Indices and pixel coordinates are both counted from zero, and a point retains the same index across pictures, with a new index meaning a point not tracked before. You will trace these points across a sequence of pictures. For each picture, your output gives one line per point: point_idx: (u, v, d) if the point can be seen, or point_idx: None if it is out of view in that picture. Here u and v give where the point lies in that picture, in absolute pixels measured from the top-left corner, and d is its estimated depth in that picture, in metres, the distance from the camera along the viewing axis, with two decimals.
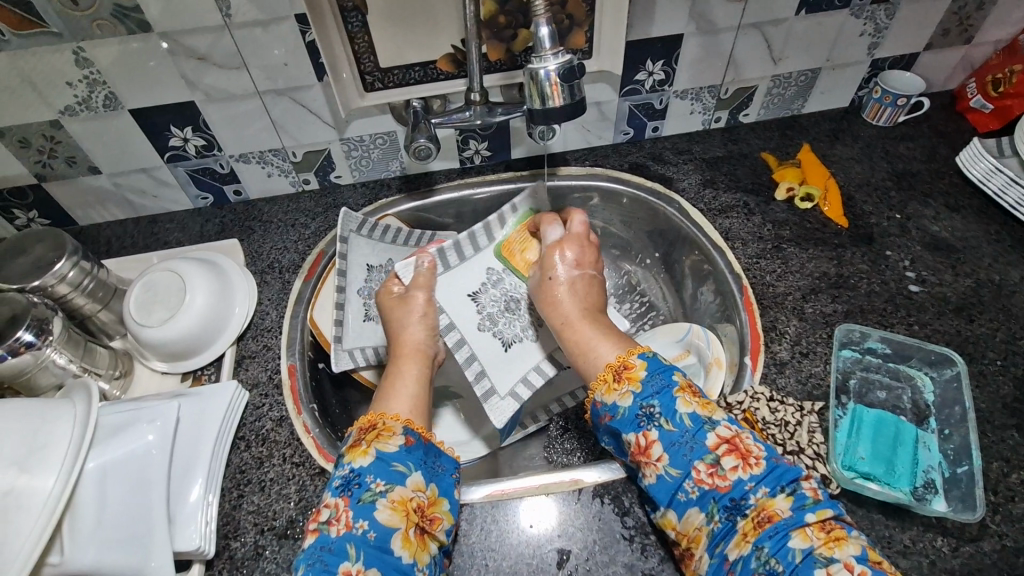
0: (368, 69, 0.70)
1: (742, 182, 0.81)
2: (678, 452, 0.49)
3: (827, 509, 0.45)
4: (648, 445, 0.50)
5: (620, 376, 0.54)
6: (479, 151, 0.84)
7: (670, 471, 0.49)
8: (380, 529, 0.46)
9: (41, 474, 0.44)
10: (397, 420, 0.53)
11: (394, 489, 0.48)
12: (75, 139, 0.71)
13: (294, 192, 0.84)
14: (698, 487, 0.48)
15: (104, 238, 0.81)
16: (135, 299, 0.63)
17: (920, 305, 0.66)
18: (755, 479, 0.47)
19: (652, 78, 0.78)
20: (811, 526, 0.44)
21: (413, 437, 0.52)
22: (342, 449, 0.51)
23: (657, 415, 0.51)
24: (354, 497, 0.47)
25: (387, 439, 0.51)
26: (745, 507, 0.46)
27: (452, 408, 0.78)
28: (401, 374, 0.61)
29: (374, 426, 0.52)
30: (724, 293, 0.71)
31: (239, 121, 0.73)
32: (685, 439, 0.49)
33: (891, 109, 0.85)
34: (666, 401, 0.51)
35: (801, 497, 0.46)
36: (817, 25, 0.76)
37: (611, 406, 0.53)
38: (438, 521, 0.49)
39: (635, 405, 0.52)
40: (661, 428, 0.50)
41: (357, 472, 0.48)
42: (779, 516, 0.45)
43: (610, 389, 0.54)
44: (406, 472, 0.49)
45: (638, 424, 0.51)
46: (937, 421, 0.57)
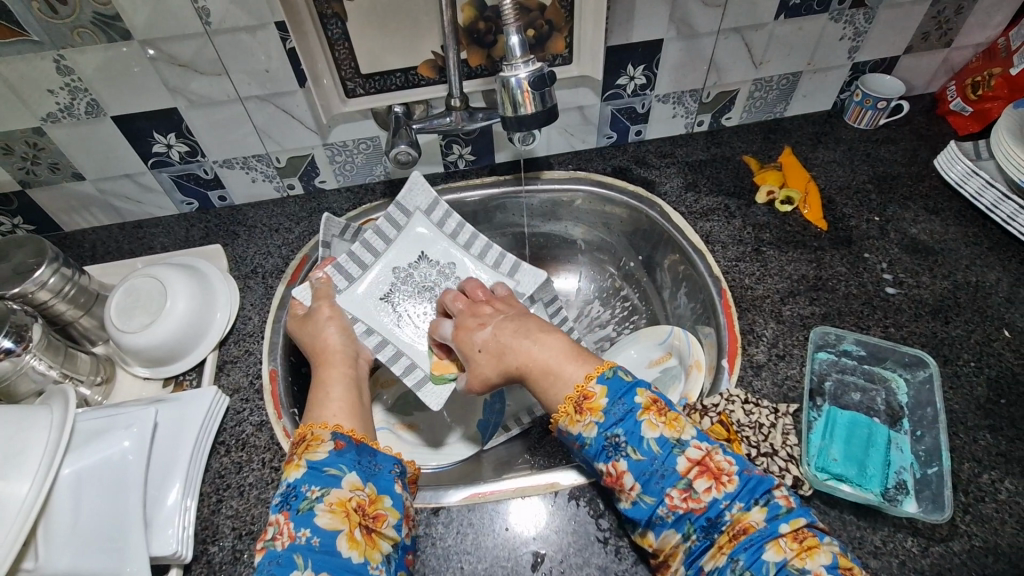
0: (349, 75, 0.71)
1: (724, 186, 0.82)
2: (650, 482, 0.48)
3: (801, 518, 0.45)
4: (619, 475, 0.49)
5: (581, 407, 0.51)
6: (463, 155, 0.84)
7: (644, 498, 0.48)
8: (323, 534, 0.46)
9: (17, 480, 0.45)
10: (326, 428, 0.53)
11: (330, 492, 0.48)
12: (58, 145, 0.71)
13: (279, 196, 0.85)
14: (673, 511, 0.47)
15: (89, 243, 0.82)
16: (116, 306, 0.63)
17: (897, 307, 0.67)
18: (729, 496, 0.46)
19: (634, 82, 0.79)
20: (784, 536, 0.44)
21: (343, 441, 0.52)
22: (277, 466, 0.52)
23: (624, 445, 0.49)
24: (294, 508, 0.47)
25: (316, 447, 0.51)
26: (721, 525, 0.46)
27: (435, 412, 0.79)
28: (332, 380, 0.61)
29: (303, 439, 0.52)
30: (704, 297, 0.71)
31: (222, 127, 0.73)
32: (654, 467, 0.48)
33: (872, 113, 0.86)
34: (630, 428, 0.49)
35: (773, 507, 0.46)
36: (796, 29, 0.77)
37: (577, 436, 0.51)
38: (383, 518, 0.49)
39: (601, 435, 0.50)
40: (630, 458, 0.48)
41: (293, 484, 0.49)
42: (753, 528, 0.45)
43: (573, 420, 0.52)
44: (340, 475, 0.49)
45: (608, 456, 0.50)
46: (910, 423, 0.57)
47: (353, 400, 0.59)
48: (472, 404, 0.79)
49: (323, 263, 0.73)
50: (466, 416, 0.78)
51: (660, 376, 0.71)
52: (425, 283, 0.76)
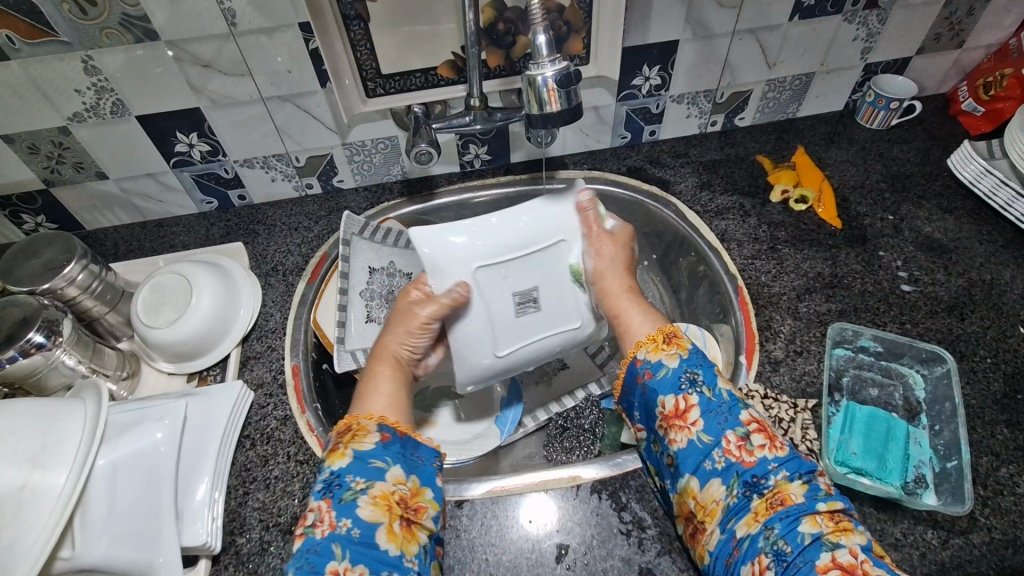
0: (369, 75, 0.72)
1: (738, 185, 0.83)
2: (712, 419, 0.50)
3: (838, 501, 0.45)
4: (686, 409, 0.51)
5: (669, 339, 0.55)
6: (479, 155, 0.85)
7: (702, 436, 0.49)
8: (364, 525, 0.46)
9: (54, 470, 0.45)
10: (372, 419, 0.53)
11: (374, 486, 0.48)
12: (84, 145, 0.72)
13: (297, 196, 0.86)
14: (726, 457, 0.48)
15: (111, 241, 0.83)
16: (143, 303, 0.64)
17: (913, 304, 0.67)
18: (778, 459, 0.47)
19: (649, 83, 0.80)
20: (822, 514, 0.44)
21: (389, 433, 0.52)
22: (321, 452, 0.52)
23: (700, 382, 0.52)
24: (336, 497, 0.47)
25: (362, 438, 0.51)
26: (764, 487, 0.46)
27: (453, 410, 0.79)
28: (377, 378, 0.59)
29: (350, 428, 0.52)
30: (720, 294, 0.72)
31: (243, 127, 0.75)
32: (722, 409, 0.50)
33: (884, 113, 0.87)
34: (709, 372, 0.52)
35: (814, 487, 0.46)
36: (810, 30, 0.78)
37: (654, 364, 0.53)
38: (423, 510, 0.50)
39: (680, 368, 0.53)
40: (702, 394, 0.51)
41: (337, 473, 0.49)
42: (793, 500, 0.45)
43: (657, 348, 0.54)
44: (385, 468, 0.50)
45: (680, 388, 0.52)
46: (928, 418, 0.58)
47: (401, 399, 0.58)
48: (489, 402, 0.79)
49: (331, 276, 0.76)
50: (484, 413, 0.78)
51: None
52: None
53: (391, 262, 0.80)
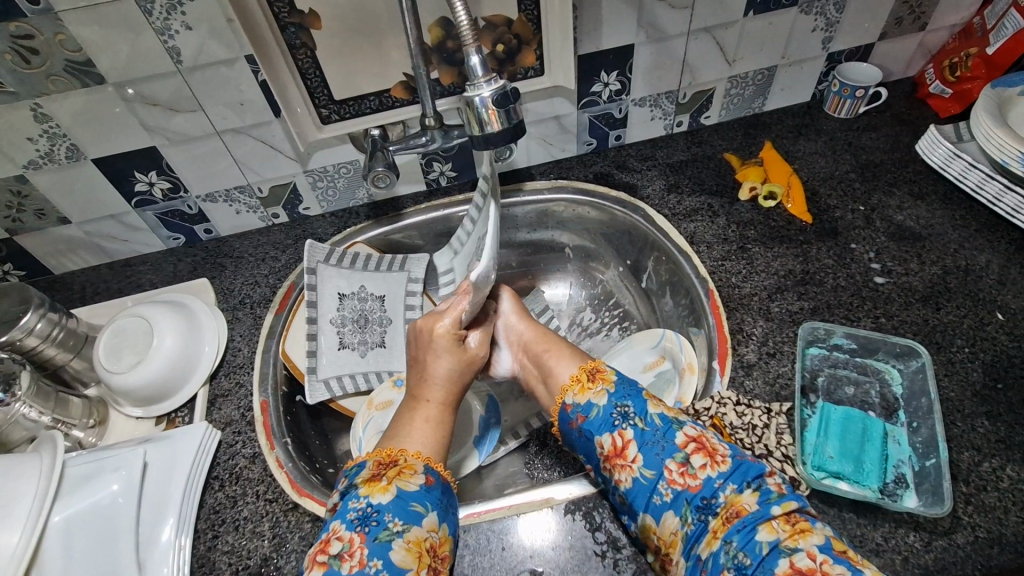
0: (323, 102, 0.72)
1: (706, 185, 0.82)
2: (650, 451, 0.49)
3: (792, 501, 0.45)
4: (623, 446, 0.50)
5: (593, 377, 0.56)
6: (444, 172, 0.84)
7: (643, 472, 0.49)
8: (393, 570, 0.44)
9: (5, 531, 0.45)
10: (417, 458, 0.52)
11: (411, 530, 0.47)
12: (42, 192, 0.72)
13: (264, 226, 0.85)
14: (671, 487, 0.48)
15: (79, 285, 0.82)
16: (104, 347, 0.63)
17: (886, 297, 0.66)
18: (722, 475, 0.47)
19: (609, 88, 0.79)
20: (777, 519, 0.44)
21: (433, 476, 0.51)
22: (357, 477, 0.50)
23: (631, 414, 0.52)
24: (371, 535, 0.46)
25: (408, 477, 0.50)
26: (716, 506, 0.46)
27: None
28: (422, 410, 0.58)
29: (395, 463, 0.51)
30: (692, 298, 0.71)
31: (201, 162, 0.74)
32: (657, 438, 0.50)
33: (851, 101, 0.86)
34: (638, 401, 0.53)
35: (766, 491, 0.45)
36: (766, 25, 0.77)
37: (584, 406, 0.54)
38: (447, 560, 0.48)
39: (610, 404, 0.53)
40: (636, 426, 0.51)
41: (376, 508, 0.47)
42: (747, 510, 0.44)
43: (584, 389, 0.55)
44: (423, 513, 0.48)
45: (614, 424, 0.52)
46: (905, 415, 0.57)
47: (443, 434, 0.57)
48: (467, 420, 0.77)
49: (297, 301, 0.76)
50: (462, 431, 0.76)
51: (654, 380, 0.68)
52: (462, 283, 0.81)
53: (362, 286, 0.80)
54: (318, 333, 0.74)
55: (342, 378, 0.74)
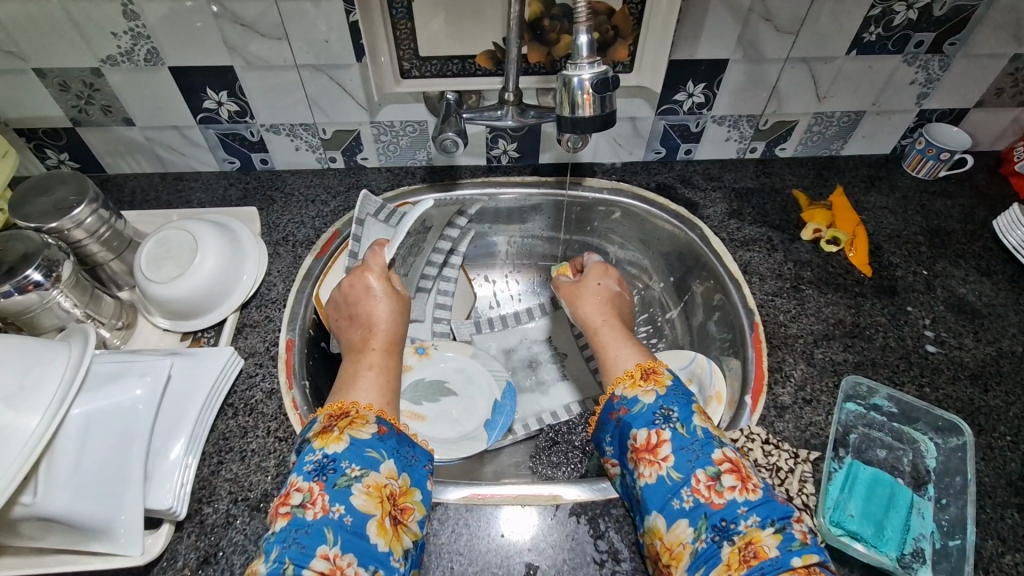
0: (407, 55, 0.70)
1: (769, 218, 0.80)
2: (683, 456, 0.49)
3: (814, 555, 0.42)
4: (657, 444, 0.50)
5: (647, 376, 0.55)
6: (507, 151, 0.83)
7: (671, 473, 0.48)
8: (356, 514, 0.44)
9: (28, 413, 0.45)
10: (370, 409, 0.51)
11: (369, 475, 0.46)
12: (114, 89, 0.72)
13: (319, 168, 0.85)
14: (694, 497, 0.47)
15: (129, 189, 0.83)
16: (147, 253, 0.63)
17: (935, 367, 0.64)
18: (749, 504, 0.45)
19: (691, 100, 0.77)
20: (795, 571, 0.41)
21: (386, 426, 0.50)
22: (309, 432, 0.49)
23: (674, 418, 0.51)
24: (329, 481, 0.45)
25: (359, 426, 0.49)
26: (734, 532, 0.44)
27: (444, 405, 0.74)
28: (381, 364, 0.57)
29: (346, 414, 0.50)
30: (734, 328, 0.69)
31: (275, 92, 0.74)
32: (694, 447, 0.49)
33: (932, 163, 0.83)
34: (684, 409, 0.52)
35: (789, 537, 0.43)
36: (866, 67, 0.75)
37: (631, 399, 0.54)
38: (410, 511, 0.48)
39: (655, 404, 0.52)
40: (676, 430, 0.50)
41: (331, 457, 0.46)
42: (767, 554, 0.42)
43: (634, 384, 0.55)
44: (379, 459, 0.48)
45: (654, 423, 0.51)
46: (935, 490, 0.54)
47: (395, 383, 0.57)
48: (481, 401, 0.75)
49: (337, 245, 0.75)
50: (474, 411, 0.74)
51: None
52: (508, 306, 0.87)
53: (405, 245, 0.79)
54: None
55: None
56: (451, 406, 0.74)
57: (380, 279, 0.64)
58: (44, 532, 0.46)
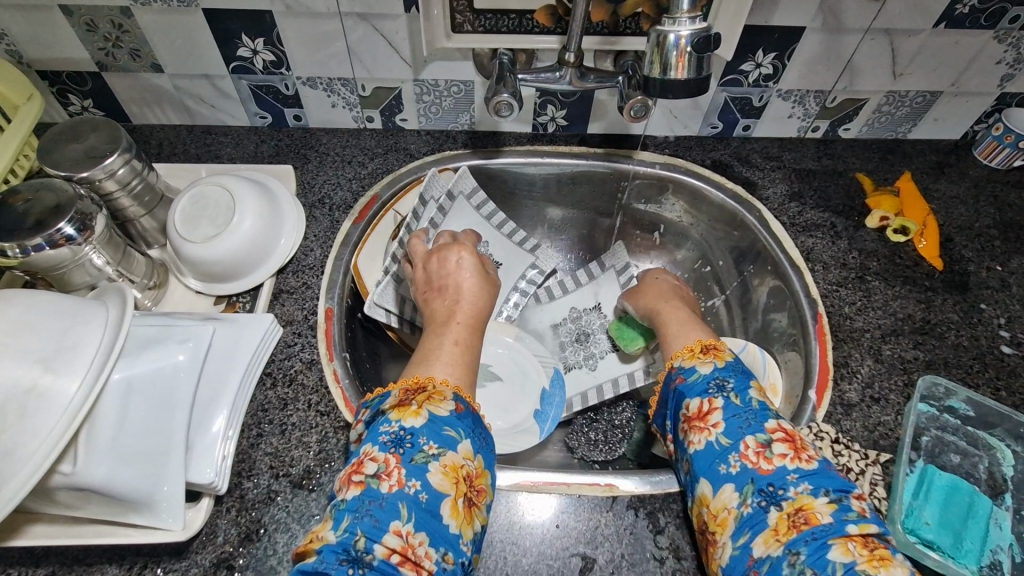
0: (460, 7, 0.65)
1: (832, 203, 0.75)
2: (735, 423, 0.47)
3: (873, 525, 0.40)
4: (708, 411, 0.48)
5: (707, 350, 0.54)
6: (555, 118, 0.78)
7: (720, 438, 0.47)
8: (431, 492, 0.41)
9: (67, 376, 0.42)
10: (446, 386, 0.48)
11: (447, 454, 0.43)
12: (143, 31, 0.67)
13: (355, 127, 0.80)
14: (741, 462, 0.45)
15: (155, 141, 0.78)
16: (182, 211, 0.60)
17: (1011, 369, 0.60)
18: (800, 472, 0.43)
19: (759, 71, 0.72)
20: (852, 538, 0.39)
21: (464, 405, 0.47)
22: (382, 406, 0.47)
23: (728, 388, 0.49)
24: (407, 456, 0.42)
25: (438, 402, 0.46)
26: (782, 498, 0.42)
27: (492, 391, 0.71)
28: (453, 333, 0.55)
29: (423, 388, 0.47)
30: (795, 318, 0.65)
31: (315, 41, 0.68)
32: (746, 415, 0.47)
33: (1009, 151, 0.78)
34: (740, 381, 0.50)
35: (845, 508, 0.41)
36: (953, 42, 0.69)
37: (688, 370, 0.52)
38: (483, 494, 0.44)
39: (711, 375, 0.51)
40: (729, 399, 0.48)
41: (409, 431, 0.44)
42: (818, 520, 0.40)
43: (693, 356, 0.54)
44: (457, 439, 0.44)
45: (706, 391, 0.50)
46: (1013, 499, 0.51)
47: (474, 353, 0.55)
48: (529, 389, 0.72)
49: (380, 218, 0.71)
50: (523, 399, 0.71)
51: None
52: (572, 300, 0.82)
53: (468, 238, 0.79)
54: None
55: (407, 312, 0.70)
56: (498, 391, 0.71)
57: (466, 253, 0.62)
58: (82, 501, 0.44)
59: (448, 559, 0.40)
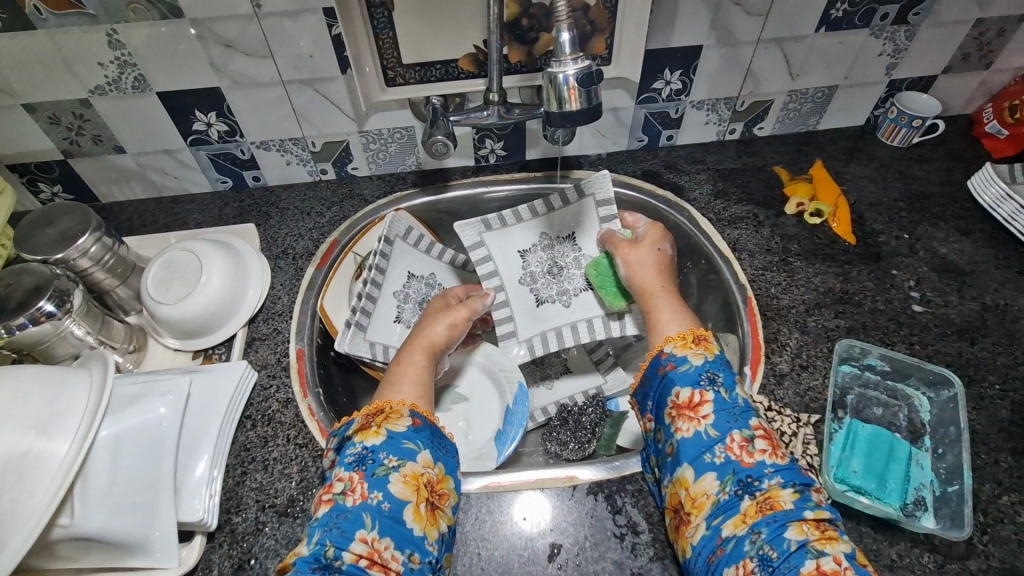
0: (390, 64, 0.72)
1: (754, 195, 0.82)
2: (723, 417, 0.50)
3: (826, 512, 0.45)
4: (699, 402, 0.51)
5: (698, 340, 0.56)
6: (495, 150, 0.85)
7: (709, 430, 0.49)
8: (393, 500, 0.46)
9: (57, 438, 0.46)
10: (404, 405, 0.54)
11: (406, 464, 0.48)
12: (103, 118, 0.73)
13: (311, 180, 0.86)
14: (726, 454, 0.48)
15: (125, 215, 0.84)
16: (153, 277, 0.65)
17: (923, 325, 0.67)
18: (777, 467, 0.47)
19: (670, 87, 0.79)
20: (807, 522, 0.44)
21: (420, 419, 0.52)
22: (348, 431, 0.52)
23: (718, 382, 0.52)
24: (368, 471, 0.47)
25: (395, 420, 0.51)
26: (756, 489, 0.46)
27: (454, 412, 0.77)
28: (409, 362, 0.62)
29: (382, 411, 0.53)
30: (729, 304, 0.72)
31: (263, 109, 0.75)
32: (734, 410, 0.50)
33: (906, 130, 0.86)
34: (728, 375, 0.53)
35: (807, 497, 0.45)
36: (836, 43, 0.77)
37: (680, 358, 0.54)
38: (445, 497, 0.50)
39: (702, 367, 0.53)
40: (719, 393, 0.51)
41: (370, 449, 0.49)
42: (782, 506, 0.44)
43: (685, 346, 0.55)
44: (416, 450, 0.50)
45: (699, 384, 0.52)
46: (931, 441, 0.57)
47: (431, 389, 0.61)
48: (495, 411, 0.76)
49: (341, 260, 0.77)
50: (489, 421, 0.75)
51: None
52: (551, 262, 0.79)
53: (431, 273, 0.84)
54: (379, 299, 0.77)
55: (378, 346, 0.75)
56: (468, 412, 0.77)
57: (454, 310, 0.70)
58: (83, 551, 0.48)
59: (414, 557, 0.45)
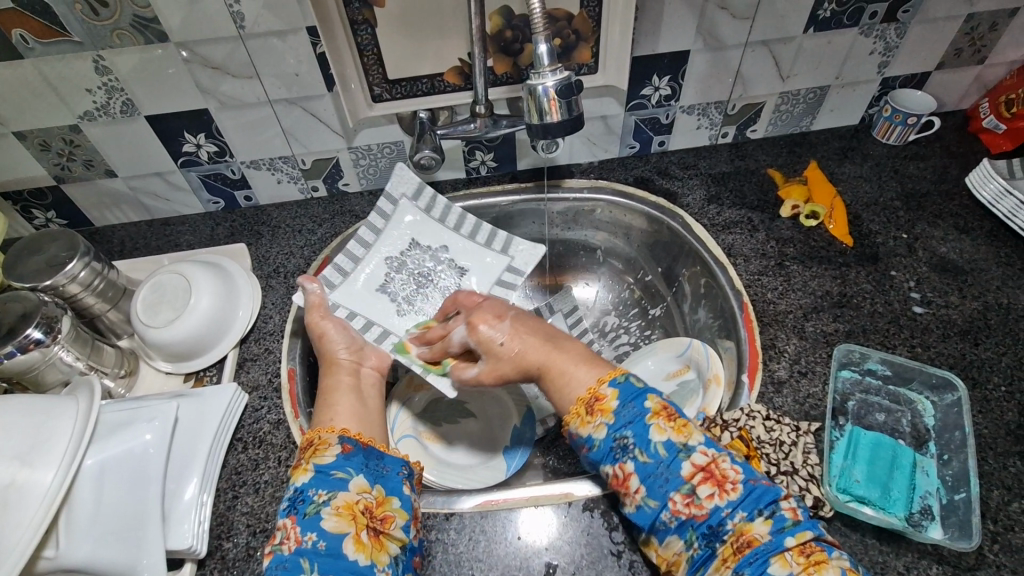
0: (376, 80, 0.72)
1: (747, 199, 0.81)
2: (654, 483, 0.48)
3: (807, 531, 0.44)
4: (625, 477, 0.50)
5: (592, 408, 0.53)
6: (485, 161, 0.84)
7: (647, 501, 0.48)
8: (328, 537, 0.46)
9: (41, 469, 0.45)
10: (332, 432, 0.53)
11: (337, 496, 0.48)
12: (93, 143, 0.73)
13: (303, 198, 0.86)
14: (676, 517, 0.47)
15: (118, 239, 0.84)
16: (143, 300, 0.64)
17: (924, 327, 0.65)
18: (732, 504, 0.46)
19: (659, 93, 0.79)
20: (790, 551, 0.43)
21: (350, 444, 0.52)
22: (288, 472, 0.52)
23: (631, 447, 0.50)
24: (300, 512, 0.47)
25: (323, 451, 0.51)
26: (723, 534, 0.45)
27: (462, 426, 0.76)
28: (334, 387, 0.61)
29: (311, 443, 0.52)
30: (725, 311, 0.70)
31: (251, 129, 0.75)
32: (660, 471, 0.48)
33: (901, 128, 0.84)
34: (639, 431, 0.50)
35: (779, 520, 0.45)
36: (825, 43, 0.76)
37: (587, 438, 0.52)
38: (390, 519, 0.49)
39: (610, 436, 0.51)
40: (636, 459, 0.49)
41: (300, 489, 0.49)
42: (759, 542, 0.44)
43: (584, 421, 0.53)
44: (347, 478, 0.49)
45: (615, 457, 0.51)
46: (936, 446, 0.56)
47: (363, 409, 0.59)
48: (500, 432, 0.75)
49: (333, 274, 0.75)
50: (491, 439, 0.74)
51: (677, 390, 0.70)
52: (417, 270, 0.79)
53: None
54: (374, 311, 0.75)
55: None
56: (470, 429, 0.76)
57: (328, 319, 0.67)
58: None
59: None
